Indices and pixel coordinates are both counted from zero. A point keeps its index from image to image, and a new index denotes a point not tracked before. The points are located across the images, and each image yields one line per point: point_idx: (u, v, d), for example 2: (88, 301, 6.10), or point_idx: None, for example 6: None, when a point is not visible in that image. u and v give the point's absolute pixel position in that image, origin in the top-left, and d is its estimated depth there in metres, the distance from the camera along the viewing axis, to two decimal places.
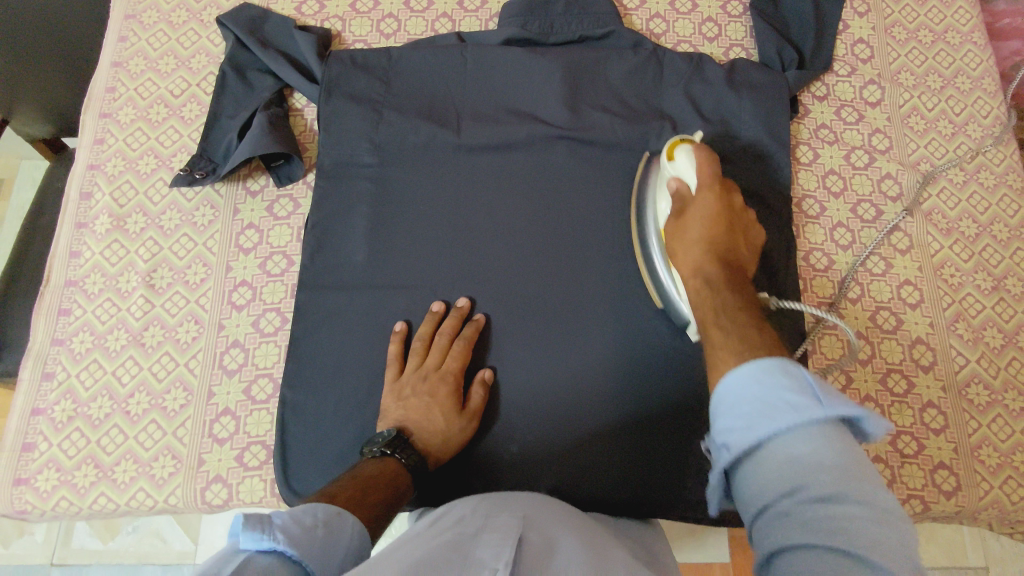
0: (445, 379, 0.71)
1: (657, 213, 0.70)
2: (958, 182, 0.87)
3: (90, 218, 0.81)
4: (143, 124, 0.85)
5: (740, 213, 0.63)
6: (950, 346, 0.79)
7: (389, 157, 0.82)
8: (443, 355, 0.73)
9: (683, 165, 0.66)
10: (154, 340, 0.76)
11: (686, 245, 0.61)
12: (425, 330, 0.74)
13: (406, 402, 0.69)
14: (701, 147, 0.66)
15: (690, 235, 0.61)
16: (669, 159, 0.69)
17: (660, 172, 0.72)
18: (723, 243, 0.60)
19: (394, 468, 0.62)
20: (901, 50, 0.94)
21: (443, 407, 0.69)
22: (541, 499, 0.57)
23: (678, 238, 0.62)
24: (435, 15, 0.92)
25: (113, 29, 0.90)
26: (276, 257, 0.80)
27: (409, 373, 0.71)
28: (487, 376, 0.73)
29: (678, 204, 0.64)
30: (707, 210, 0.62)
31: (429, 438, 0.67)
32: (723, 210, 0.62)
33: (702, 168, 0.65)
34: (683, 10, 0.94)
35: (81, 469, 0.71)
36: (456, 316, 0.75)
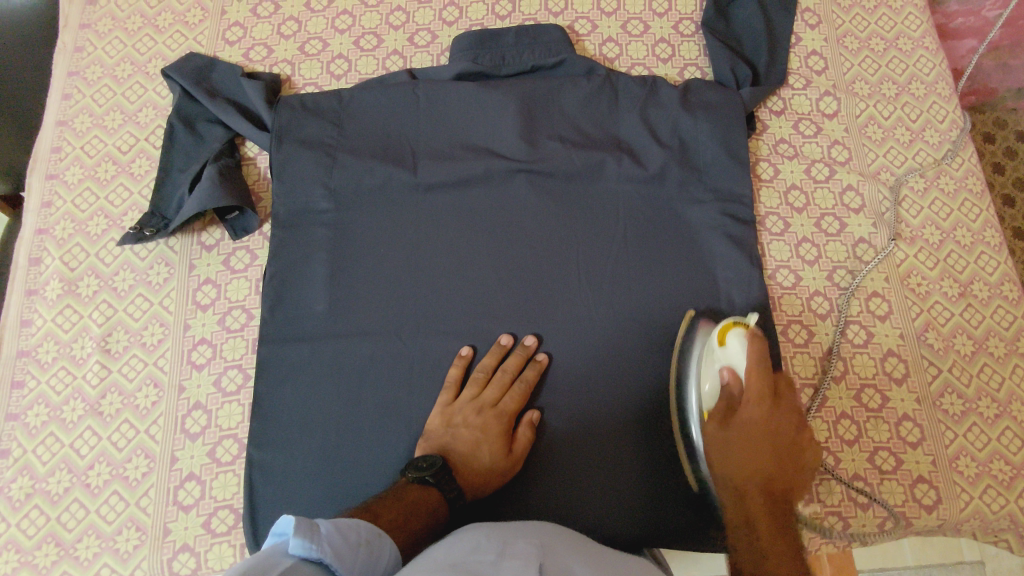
0: (499, 417, 0.70)
1: (702, 393, 0.69)
2: (919, 189, 0.87)
3: (40, 284, 0.79)
4: (91, 184, 0.83)
5: (797, 433, 0.62)
6: (922, 356, 0.79)
7: (345, 202, 0.81)
8: (502, 390, 0.72)
9: (735, 355, 0.66)
10: (112, 408, 0.74)
11: (727, 458, 0.62)
12: (490, 361, 0.74)
13: (456, 430, 0.69)
14: (756, 342, 0.64)
15: (732, 445, 0.62)
16: (720, 343, 0.68)
17: (714, 353, 0.69)
18: (770, 467, 0.60)
19: (435, 498, 0.62)
20: (855, 59, 0.94)
21: (492, 445, 0.69)
22: (555, 527, 0.56)
23: (723, 442, 0.63)
24: (386, 53, 0.91)
25: (57, 87, 0.89)
26: (234, 312, 0.78)
27: (463, 402, 0.71)
28: (535, 417, 0.72)
29: (726, 403, 0.64)
30: (756, 427, 0.62)
31: (468, 474, 0.67)
32: (772, 430, 0.61)
33: (757, 380, 0.62)
34: (635, 32, 0.94)
35: (42, 549, 0.69)
36: (521, 355, 0.74)
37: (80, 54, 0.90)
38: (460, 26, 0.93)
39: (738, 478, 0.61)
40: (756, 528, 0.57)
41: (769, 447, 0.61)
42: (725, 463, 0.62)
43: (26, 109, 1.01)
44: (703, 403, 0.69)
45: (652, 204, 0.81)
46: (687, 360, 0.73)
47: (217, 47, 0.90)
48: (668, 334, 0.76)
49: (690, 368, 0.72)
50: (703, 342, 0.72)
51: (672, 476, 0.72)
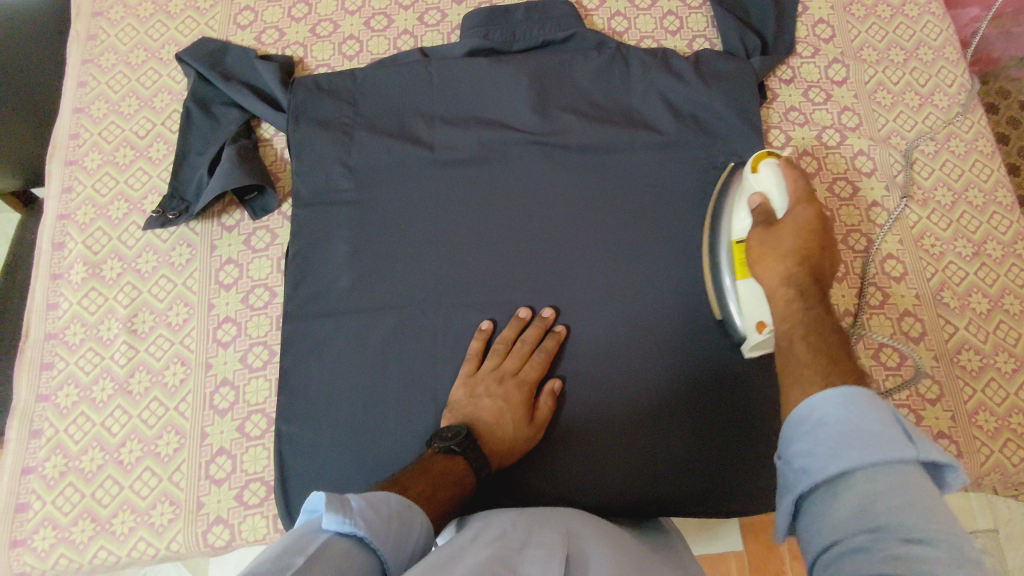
0: (520, 386, 0.71)
1: (733, 221, 0.71)
2: (930, 152, 0.88)
3: (64, 268, 0.80)
4: (110, 169, 0.84)
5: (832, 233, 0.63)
6: (938, 316, 0.80)
7: (364, 179, 0.82)
8: (522, 360, 0.73)
9: (770, 182, 0.67)
10: (141, 387, 0.75)
11: (775, 260, 0.60)
12: (509, 333, 0.74)
13: (479, 400, 0.70)
14: (793, 169, 0.67)
15: (781, 244, 0.61)
16: (754, 172, 0.70)
17: (745, 180, 0.71)
18: (815, 260, 0.60)
19: (460, 468, 0.63)
20: (862, 27, 0.95)
21: (514, 413, 0.69)
22: (580, 516, 0.58)
23: (770, 244, 0.62)
24: (396, 33, 0.92)
25: (71, 76, 0.89)
26: (257, 290, 0.79)
27: (485, 374, 0.72)
28: (557, 387, 0.73)
29: (765, 217, 0.65)
30: (802, 226, 0.61)
31: (493, 441, 0.67)
32: (821, 231, 0.62)
33: (798, 187, 0.65)
34: (643, 6, 0.95)
35: (78, 525, 0.70)
36: (540, 327, 0.74)
37: (93, 42, 0.91)
38: (469, 5, 0.93)
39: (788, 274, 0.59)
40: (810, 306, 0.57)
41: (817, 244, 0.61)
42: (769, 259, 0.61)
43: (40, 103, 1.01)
44: (732, 229, 0.71)
45: (668, 173, 0.81)
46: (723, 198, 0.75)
47: (230, 31, 0.91)
48: (685, 300, 0.77)
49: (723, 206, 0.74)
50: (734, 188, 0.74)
51: (687, 449, 0.73)
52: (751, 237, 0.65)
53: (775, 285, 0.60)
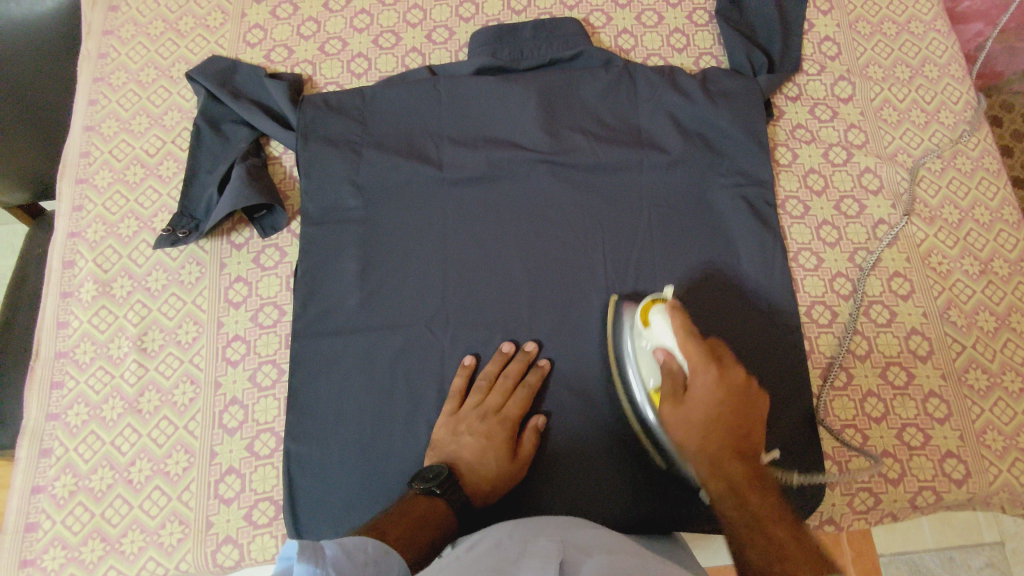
0: (503, 423, 0.71)
1: (641, 378, 0.68)
2: (937, 169, 0.88)
3: (75, 286, 0.80)
4: (121, 187, 0.85)
5: (745, 385, 0.62)
6: (946, 334, 0.80)
7: (372, 197, 0.82)
8: (505, 396, 0.73)
9: (662, 336, 0.66)
10: (151, 406, 0.75)
11: (693, 437, 0.61)
12: (492, 368, 0.74)
13: (461, 438, 0.70)
14: (678, 319, 0.65)
15: (695, 419, 0.61)
16: (646, 326, 0.68)
17: (640, 334, 0.69)
18: (733, 426, 0.61)
19: (442, 510, 0.62)
20: (867, 44, 0.95)
21: (497, 451, 0.69)
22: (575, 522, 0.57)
23: (679, 419, 0.62)
24: (405, 50, 0.92)
25: (81, 93, 0.90)
26: (266, 308, 0.79)
27: (467, 411, 0.72)
28: (540, 423, 0.72)
29: (671, 385, 0.64)
30: (711, 388, 0.61)
31: (475, 481, 0.67)
32: (728, 390, 0.61)
33: (691, 346, 0.63)
34: (650, 23, 0.95)
35: (88, 544, 0.70)
36: (522, 361, 0.74)
37: (103, 60, 0.92)
38: (477, 22, 0.94)
39: (725, 475, 0.59)
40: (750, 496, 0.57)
41: (729, 403, 0.61)
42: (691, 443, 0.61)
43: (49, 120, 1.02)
44: (645, 386, 0.68)
45: (675, 192, 0.82)
46: (620, 341, 0.72)
47: (239, 50, 0.92)
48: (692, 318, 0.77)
49: (624, 353, 0.71)
50: (630, 329, 0.71)
51: None
52: (667, 409, 0.64)
53: (703, 468, 0.61)
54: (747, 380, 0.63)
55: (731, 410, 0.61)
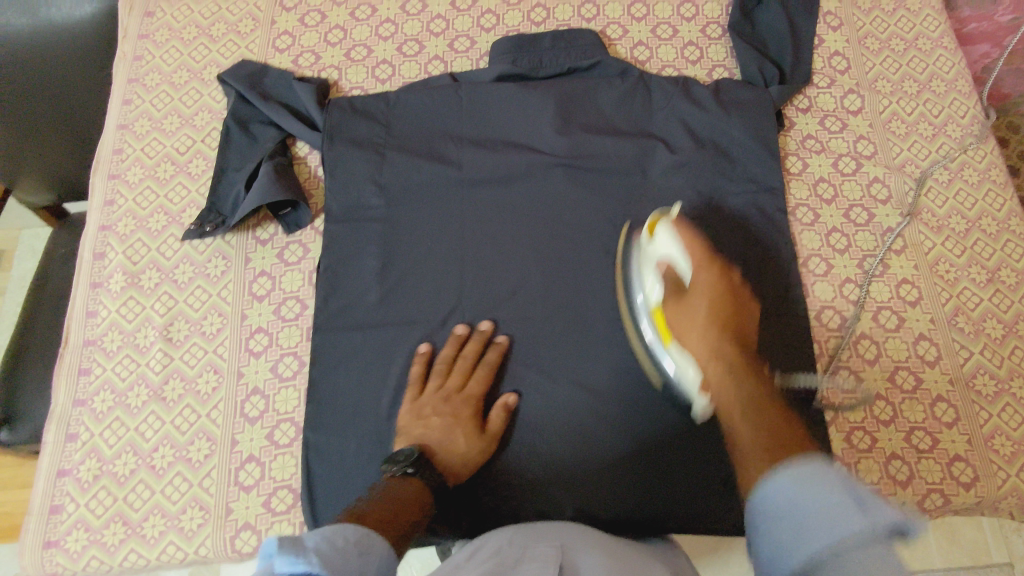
0: (468, 401, 0.73)
1: (646, 290, 0.72)
2: (944, 181, 0.90)
3: (105, 277, 0.83)
4: (151, 183, 0.88)
5: (739, 291, 0.70)
6: (953, 340, 0.81)
7: (394, 197, 0.84)
8: (466, 377, 0.75)
9: (668, 246, 0.72)
10: (175, 394, 0.77)
11: (694, 328, 0.66)
12: (449, 351, 0.76)
13: (426, 421, 0.72)
14: (686, 233, 0.72)
15: (698, 314, 0.67)
16: (651, 239, 0.74)
17: (644, 249, 0.75)
18: (730, 322, 0.67)
19: (418, 487, 0.64)
20: (876, 59, 0.98)
21: (465, 430, 0.72)
22: (578, 527, 0.60)
23: (683, 312, 0.68)
24: (428, 58, 0.95)
25: (117, 94, 0.93)
26: (289, 302, 0.81)
27: (429, 395, 0.74)
28: (509, 400, 0.75)
29: (674, 288, 0.70)
30: (713, 290, 0.68)
31: (448, 460, 0.70)
32: (725, 294, 0.68)
33: (696, 253, 0.71)
34: (665, 36, 0.98)
35: (110, 527, 0.71)
36: (479, 341, 0.77)
37: (138, 62, 0.95)
38: (498, 33, 0.97)
39: (714, 350, 0.64)
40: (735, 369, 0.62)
41: (725, 302, 0.68)
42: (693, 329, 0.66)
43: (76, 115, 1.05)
44: (647, 296, 0.72)
45: (688, 197, 0.84)
46: (627, 268, 0.76)
47: (268, 54, 0.95)
48: None
49: (631, 270, 0.75)
50: (637, 249, 0.76)
51: (694, 464, 0.73)
52: (669, 309, 0.69)
53: (700, 356, 0.64)
54: (740, 288, 0.70)
55: (726, 307, 0.67)
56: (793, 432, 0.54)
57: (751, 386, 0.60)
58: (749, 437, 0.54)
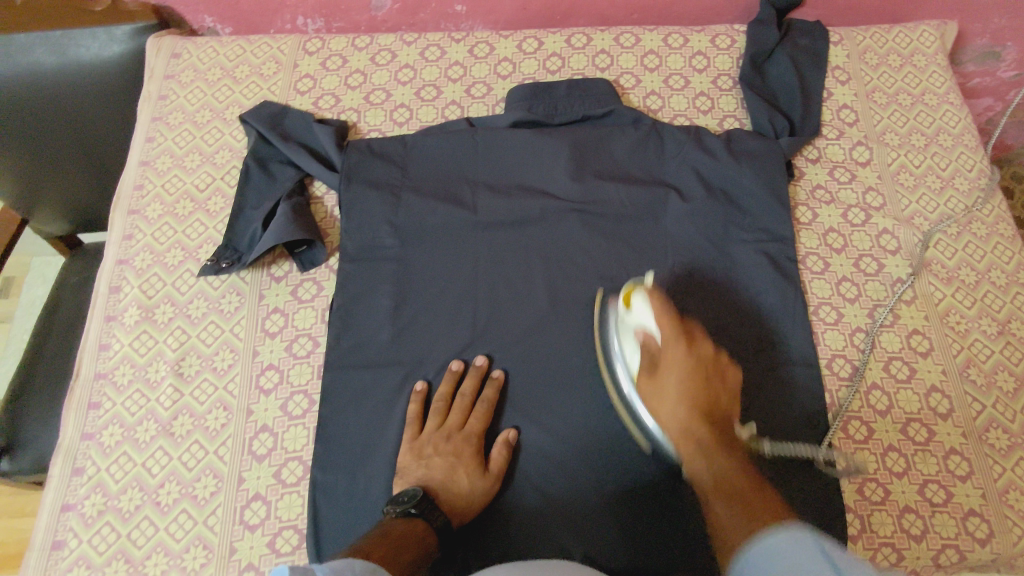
0: (468, 439, 0.73)
1: (624, 359, 0.73)
2: (953, 233, 0.91)
3: (119, 310, 0.84)
4: (170, 219, 0.89)
5: (716, 360, 0.69)
6: (966, 392, 0.81)
7: (409, 238, 0.86)
8: (465, 414, 0.75)
9: (642, 316, 0.71)
10: (183, 429, 0.77)
11: (669, 402, 0.66)
12: (446, 388, 0.77)
13: (428, 460, 0.72)
14: (657, 301, 0.71)
15: (670, 390, 0.66)
16: (627, 309, 0.74)
17: (622, 317, 0.75)
18: (705, 396, 0.66)
19: (421, 529, 0.64)
20: (884, 113, 1.00)
21: (467, 467, 0.71)
22: (577, 566, 0.59)
23: (657, 390, 0.68)
24: (445, 103, 0.98)
25: (141, 131, 0.96)
26: (301, 339, 0.82)
27: (430, 433, 0.74)
28: (510, 436, 0.74)
29: (649, 361, 0.69)
30: (683, 365, 0.67)
31: (452, 499, 0.69)
32: (696, 367, 0.67)
33: (667, 325, 0.69)
34: (677, 86, 1.01)
35: (112, 565, 0.70)
36: (476, 376, 0.77)
37: (163, 101, 0.98)
38: (514, 80, 1.00)
39: (688, 425, 0.64)
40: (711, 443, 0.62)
41: (701, 379, 0.66)
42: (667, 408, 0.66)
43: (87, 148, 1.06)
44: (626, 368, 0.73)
45: (698, 244, 0.85)
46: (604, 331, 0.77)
47: (290, 96, 0.98)
48: None
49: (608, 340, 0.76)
50: (614, 314, 0.77)
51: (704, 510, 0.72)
52: (642, 383, 0.69)
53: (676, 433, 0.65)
54: (716, 354, 0.69)
55: (702, 382, 0.66)
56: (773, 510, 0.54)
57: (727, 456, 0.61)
58: (723, 513, 0.56)
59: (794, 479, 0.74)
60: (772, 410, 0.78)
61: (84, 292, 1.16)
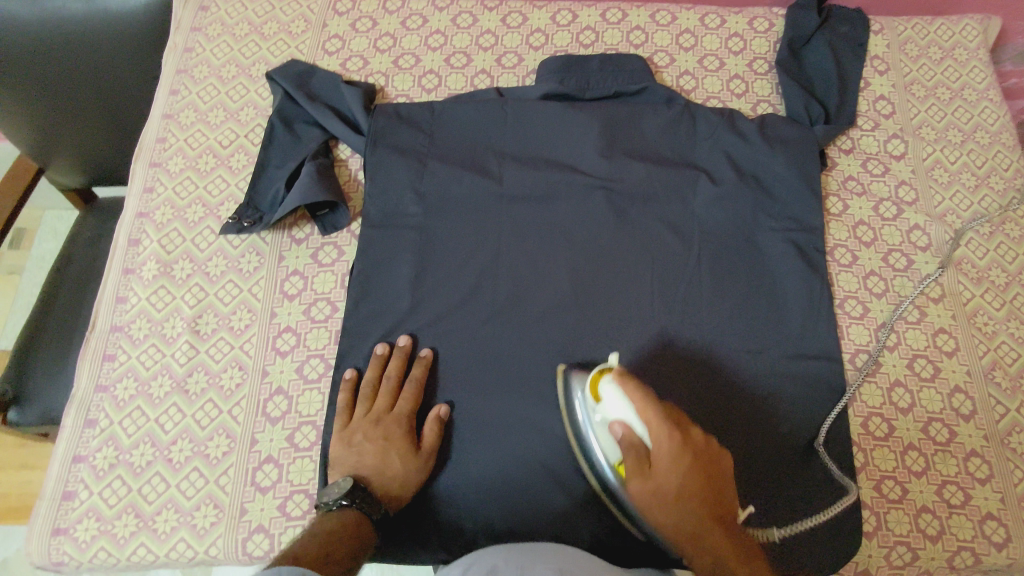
0: (398, 421, 0.71)
1: (603, 448, 0.67)
2: (985, 233, 0.89)
3: (138, 264, 0.83)
4: (192, 174, 0.88)
5: (705, 443, 0.63)
6: (990, 395, 0.80)
7: (433, 207, 0.84)
8: (392, 397, 0.73)
9: (620, 410, 0.63)
10: (198, 387, 0.76)
11: (672, 516, 0.61)
12: (372, 373, 0.74)
13: (359, 447, 0.70)
14: (636, 391, 0.63)
15: (670, 496, 0.61)
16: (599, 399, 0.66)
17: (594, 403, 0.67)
18: (708, 493, 0.61)
19: (354, 519, 0.63)
20: (921, 106, 0.98)
21: (398, 451, 0.70)
22: (575, 552, 0.58)
23: (650, 495, 0.61)
24: (474, 71, 0.96)
25: (165, 83, 0.94)
26: (320, 303, 0.81)
27: (359, 420, 0.72)
28: (442, 412, 0.72)
29: (637, 460, 0.62)
30: (679, 466, 0.61)
31: (388, 484, 0.68)
32: (693, 463, 0.61)
33: (653, 417, 0.62)
34: (711, 67, 0.98)
35: (122, 519, 0.70)
36: (401, 358, 0.75)
37: (189, 54, 0.96)
38: (546, 52, 0.98)
39: (696, 535, 0.60)
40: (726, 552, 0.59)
41: (697, 476, 0.61)
42: (668, 517, 0.61)
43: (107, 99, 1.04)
44: (607, 457, 0.67)
45: (726, 229, 0.84)
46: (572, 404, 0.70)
47: (317, 56, 0.96)
48: (739, 355, 0.78)
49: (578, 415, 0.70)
50: (579, 386, 0.70)
51: None
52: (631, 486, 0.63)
53: (686, 543, 0.60)
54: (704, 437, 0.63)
55: (702, 481, 0.61)
56: None
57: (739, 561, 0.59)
58: None
59: (811, 471, 0.74)
60: (790, 401, 0.77)
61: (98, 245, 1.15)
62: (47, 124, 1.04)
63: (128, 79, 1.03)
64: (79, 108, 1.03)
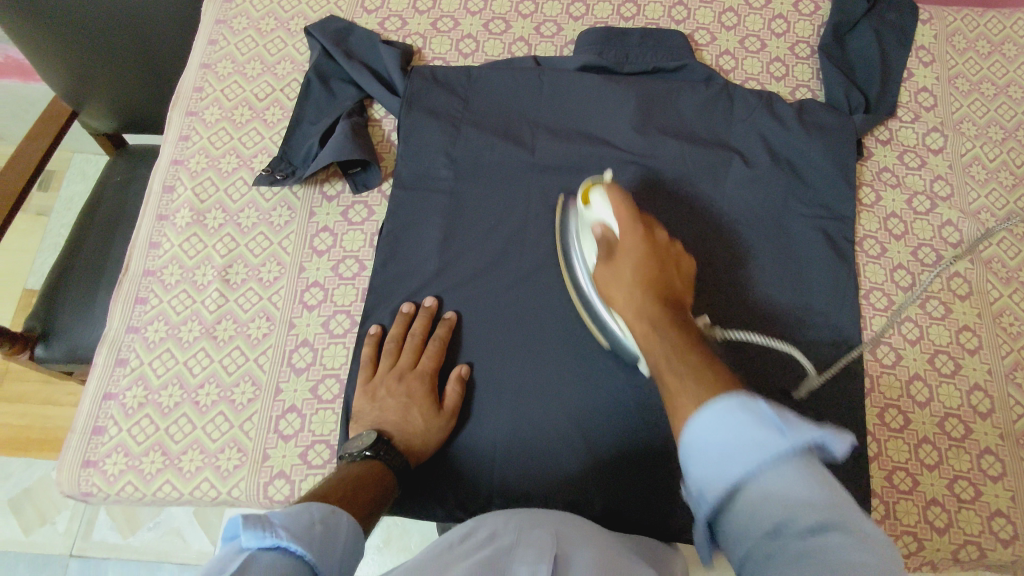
0: (421, 377, 0.73)
1: (585, 256, 0.71)
2: (1019, 233, 0.88)
3: (171, 210, 0.84)
4: (227, 125, 0.88)
5: (668, 247, 0.66)
6: (1009, 395, 0.80)
7: (464, 172, 0.84)
8: (416, 354, 0.75)
9: (599, 210, 0.69)
10: (226, 334, 0.78)
11: (621, 286, 0.62)
12: (397, 329, 0.76)
13: (383, 402, 0.71)
14: (616, 194, 0.69)
15: (623, 275, 0.62)
16: (586, 206, 0.72)
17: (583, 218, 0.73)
18: (660, 278, 0.61)
19: (380, 468, 0.64)
20: (964, 101, 0.96)
21: (421, 407, 0.71)
22: (573, 519, 0.58)
23: (610, 276, 0.64)
24: (513, 39, 0.95)
25: (203, 33, 0.94)
26: (348, 260, 0.82)
27: (383, 375, 0.73)
28: (463, 371, 0.74)
29: (606, 250, 0.66)
30: (638, 245, 0.64)
31: (410, 439, 0.69)
32: (651, 252, 0.64)
33: (622, 212, 0.67)
34: (752, 49, 0.97)
35: (148, 456, 0.72)
36: (426, 317, 0.76)
37: (229, 5, 0.96)
38: (586, 22, 0.97)
39: (638, 300, 0.59)
40: (664, 317, 0.56)
41: (654, 261, 0.63)
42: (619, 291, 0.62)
43: (145, 45, 1.04)
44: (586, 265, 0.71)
45: (756, 212, 0.83)
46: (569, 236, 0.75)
47: (356, 14, 0.95)
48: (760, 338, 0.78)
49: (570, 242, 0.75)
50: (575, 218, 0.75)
51: None
52: (598, 273, 0.66)
53: (631, 315, 0.59)
54: (670, 243, 0.67)
55: (657, 266, 0.62)
56: (726, 379, 0.47)
57: (676, 325, 0.55)
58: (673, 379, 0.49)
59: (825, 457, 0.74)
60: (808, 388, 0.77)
61: (126, 190, 1.17)
62: (86, 67, 1.04)
63: (167, 25, 1.03)
64: (118, 52, 1.04)
